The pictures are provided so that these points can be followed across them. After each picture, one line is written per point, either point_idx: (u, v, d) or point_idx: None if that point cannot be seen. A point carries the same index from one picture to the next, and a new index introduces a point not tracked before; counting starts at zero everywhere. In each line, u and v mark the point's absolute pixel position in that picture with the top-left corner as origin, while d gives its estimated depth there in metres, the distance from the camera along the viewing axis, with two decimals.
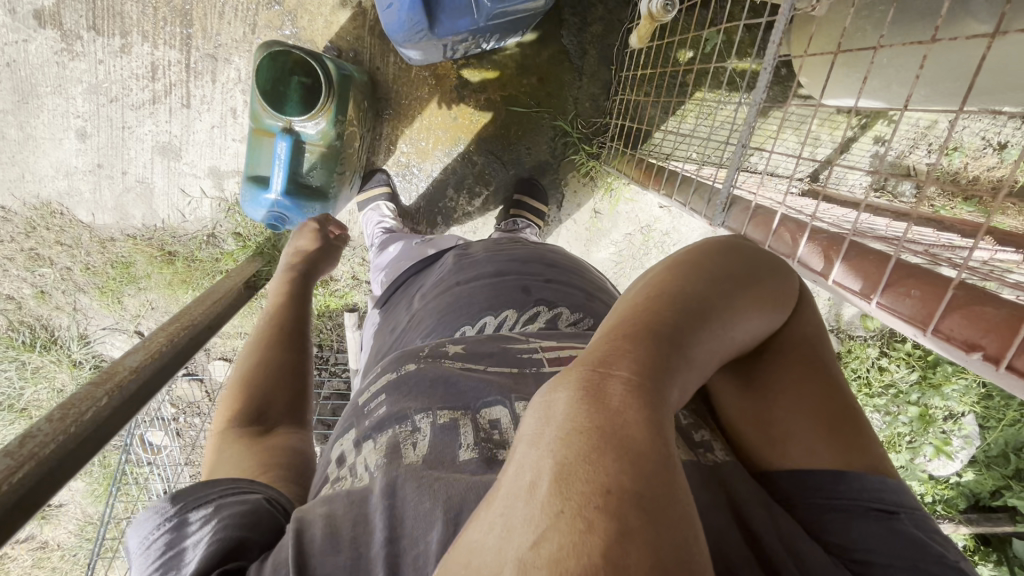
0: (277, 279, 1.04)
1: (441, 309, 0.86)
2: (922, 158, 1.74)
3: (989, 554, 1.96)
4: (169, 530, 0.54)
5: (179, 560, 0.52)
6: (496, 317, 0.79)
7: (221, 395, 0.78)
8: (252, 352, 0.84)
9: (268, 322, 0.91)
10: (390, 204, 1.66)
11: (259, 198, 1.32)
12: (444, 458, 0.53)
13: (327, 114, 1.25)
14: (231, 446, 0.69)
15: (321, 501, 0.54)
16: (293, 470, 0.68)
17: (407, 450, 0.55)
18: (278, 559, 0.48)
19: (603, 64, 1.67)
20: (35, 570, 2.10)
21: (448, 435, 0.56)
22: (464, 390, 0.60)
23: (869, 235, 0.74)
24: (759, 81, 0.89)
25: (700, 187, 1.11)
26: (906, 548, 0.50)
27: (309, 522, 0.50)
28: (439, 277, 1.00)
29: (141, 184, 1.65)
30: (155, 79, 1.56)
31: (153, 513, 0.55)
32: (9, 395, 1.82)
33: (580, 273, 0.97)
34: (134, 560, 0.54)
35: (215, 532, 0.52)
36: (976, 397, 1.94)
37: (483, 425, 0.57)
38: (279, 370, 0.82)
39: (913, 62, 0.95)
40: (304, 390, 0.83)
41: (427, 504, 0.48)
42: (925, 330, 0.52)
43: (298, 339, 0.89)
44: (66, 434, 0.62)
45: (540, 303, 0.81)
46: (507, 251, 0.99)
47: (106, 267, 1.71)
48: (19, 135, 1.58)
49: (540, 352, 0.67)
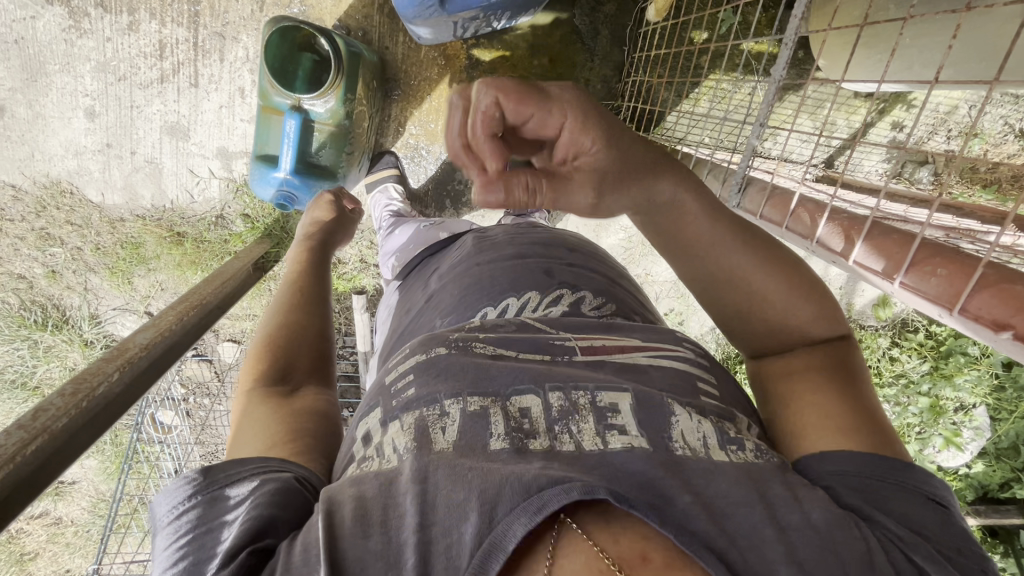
0: (294, 250, 1.01)
1: (461, 289, 0.84)
2: (941, 145, 1.69)
3: (996, 545, 1.95)
4: (200, 504, 0.53)
5: (214, 535, 0.51)
6: (518, 299, 0.78)
7: (245, 358, 0.76)
8: (273, 317, 0.82)
9: (288, 289, 0.89)
10: (398, 187, 1.65)
11: (269, 176, 1.32)
12: (474, 445, 0.49)
13: (336, 92, 1.24)
14: (256, 407, 0.67)
15: (348, 482, 0.51)
16: (319, 440, 0.66)
17: (436, 435, 0.51)
18: (307, 540, 0.46)
19: (616, 44, 1.64)
20: (49, 545, 2.15)
21: (480, 424, 0.51)
22: (496, 377, 0.56)
23: (891, 215, 0.72)
24: (779, 57, 0.87)
25: (715, 169, 1.09)
26: (958, 537, 0.50)
27: (338, 502, 0.48)
28: (458, 258, 0.98)
29: (150, 164, 1.64)
30: (163, 57, 1.55)
31: (190, 484, 0.55)
32: (22, 373, 1.85)
33: (602, 260, 0.95)
34: (164, 530, 0.53)
35: (252, 508, 0.51)
36: (988, 388, 1.92)
37: (514, 414, 0.53)
38: (302, 334, 0.80)
39: (938, 42, 0.92)
40: (328, 356, 0.81)
41: (460, 493, 0.44)
42: (952, 309, 0.51)
43: (319, 308, 0.87)
44: (77, 409, 0.62)
45: (564, 285, 0.81)
46: (527, 234, 0.97)
47: (116, 247, 1.72)
48: (28, 113, 1.58)
49: (573, 340, 0.65)
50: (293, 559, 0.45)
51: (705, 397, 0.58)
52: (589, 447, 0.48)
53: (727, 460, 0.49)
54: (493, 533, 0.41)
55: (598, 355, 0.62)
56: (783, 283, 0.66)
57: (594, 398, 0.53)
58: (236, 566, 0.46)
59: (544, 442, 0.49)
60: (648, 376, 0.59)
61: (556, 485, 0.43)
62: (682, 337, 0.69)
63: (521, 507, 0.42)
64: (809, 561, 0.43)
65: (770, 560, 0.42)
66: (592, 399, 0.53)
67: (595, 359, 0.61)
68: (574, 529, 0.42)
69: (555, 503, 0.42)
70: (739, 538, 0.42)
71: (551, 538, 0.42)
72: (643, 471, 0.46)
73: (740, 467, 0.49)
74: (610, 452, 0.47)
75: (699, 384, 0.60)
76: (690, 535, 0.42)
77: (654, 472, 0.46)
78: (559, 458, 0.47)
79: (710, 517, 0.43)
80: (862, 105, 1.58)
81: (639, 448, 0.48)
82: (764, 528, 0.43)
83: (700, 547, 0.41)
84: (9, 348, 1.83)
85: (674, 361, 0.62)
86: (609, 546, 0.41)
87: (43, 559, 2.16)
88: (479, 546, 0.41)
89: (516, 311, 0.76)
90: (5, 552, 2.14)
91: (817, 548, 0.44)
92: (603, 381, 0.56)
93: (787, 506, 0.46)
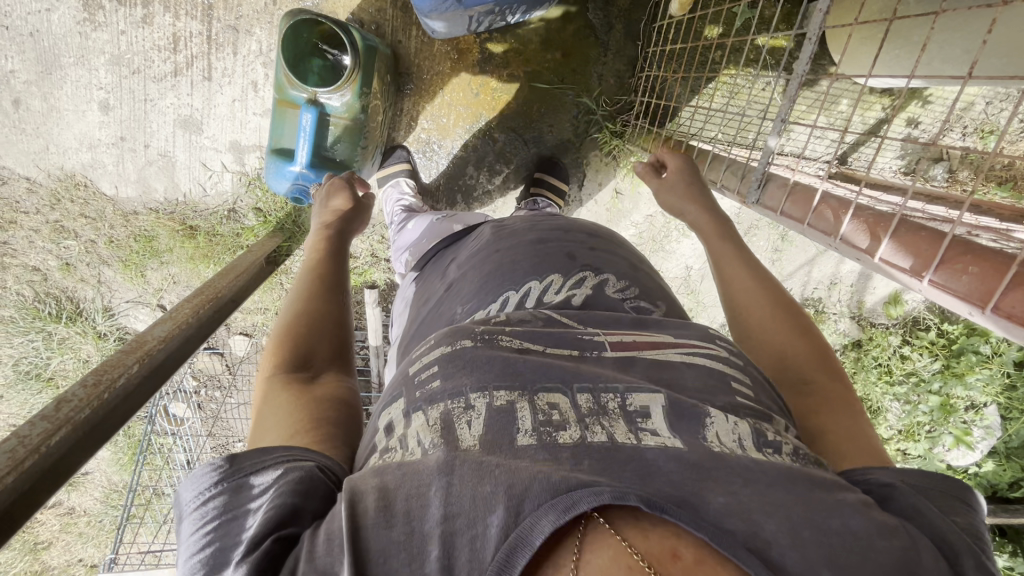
0: (311, 238, 1.01)
1: (480, 278, 0.84)
2: (956, 141, 1.68)
3: (1005, 545, 1.95)
4: (225, 492, 0.52)
5: (238, 523, 0.50)
6: (541, 282, 0.79)
7: (265, 345, 0.76)
8: (294, 303, 0.82)
9: (308, 276, 0.89)
10: (409, 181, 1.65)
11: (284, 170, 1.32)
12: (501, 440, 0.49)
13: (352, 86, 1.24)
14: (278, 393, 0.67)
15: (371, 471, 0.51)
16: (340, 427, 0.65)
17: (462, 429, 0.51)
18: (332, 528, 0.46)
19: (630, 39, 1.63)
20: (63, 534, 2.17)
21: (507, 418, 0.51)
22: (522, 372, 0.56)
23: (916, 211, 0.72)
24: (802, 51, 0.86)
25: (732, 165, 1.07)
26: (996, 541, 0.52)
27: (361, 493, 0.48)
28: (477, 246, 0.97)
29: (163, 157, 1.65)
30: (177, 50, 1.55)
31: (212, 470, 0.53)
32: (37, 364, 1.87)
33: (622, 247, 0.96)
34: (188, 515, 0.52)
35: (274, 498, 0.50)
36: (1001, 387, 1.89)
37: (541, 407, 0.53)
38: (323, 319, 0.80)
39: (965, 36, 0.91)
40: (347, 343, 0.80)
41: (487, 487, 0.44)
42: (984, 308, 0.51)
43: (337, 295, 0.87)
44: (99, 401, 0.62)
45: (587, 268, 0.83)
46: (547, 220, 0.97)
47: (129, 240, 1.72)
48: (43, 106, 1.58)
49: (601, 334, 0.65)
50: (317, 548, 0.46)
51: (739, 395, 0.58)
52: (622, 441, 0.49)
53: (760, 459, 0.49)
54: (518, 530, 0.42)
55: (628, 351, 0.62)
56: (781, 319, 0.81)
57: (625, 400, 0.54)
58: (260, 555, 0.46)
59: (573, 434, 0.49)
60: (680, 374, 0.59)
61: (585, 487, 0.43)
62: (713, 334, 0.68)
63: (547, 505, 0.42)
64: (847, 564, 0.42)
65: (809, 562, 0.41)
66: (623, 401, 0.54)
67: (624, 355, 0.61)
68: (600, 523, 0.42)
69: (585, 504, 0.41)
70: (777, 539, 0.42)
71: (577, 535, 0.42)
72: (677, 470, 0.46)
73: (775, 465, 0.48)
74: (642, 448, 0.48)
75: (733, 382, 0.59)
76: (726, 536, 0.42)
77: (687, 471, 0.46)
78: (589, 456, 0.47)
79: (745, 516, 0.43)
80: (878, 101, 1.57)
81: (673, 446, 0.48)
82: (801, 529, 0.43)
83: (738, 548, 0.41)
84: (24, 340, 1.85)
85: (707, 358, 0.62)
86: (637, 543, 0.41)
87: (57, 548, 2.19)
88: (505, 541, 0.42)
89: (539, 294, 0.77)
90: (19, 541, 2.17)
91: (856, 553, 0.43)
92: (635, 381, 0.57)
93: (826, 509, 0.45)
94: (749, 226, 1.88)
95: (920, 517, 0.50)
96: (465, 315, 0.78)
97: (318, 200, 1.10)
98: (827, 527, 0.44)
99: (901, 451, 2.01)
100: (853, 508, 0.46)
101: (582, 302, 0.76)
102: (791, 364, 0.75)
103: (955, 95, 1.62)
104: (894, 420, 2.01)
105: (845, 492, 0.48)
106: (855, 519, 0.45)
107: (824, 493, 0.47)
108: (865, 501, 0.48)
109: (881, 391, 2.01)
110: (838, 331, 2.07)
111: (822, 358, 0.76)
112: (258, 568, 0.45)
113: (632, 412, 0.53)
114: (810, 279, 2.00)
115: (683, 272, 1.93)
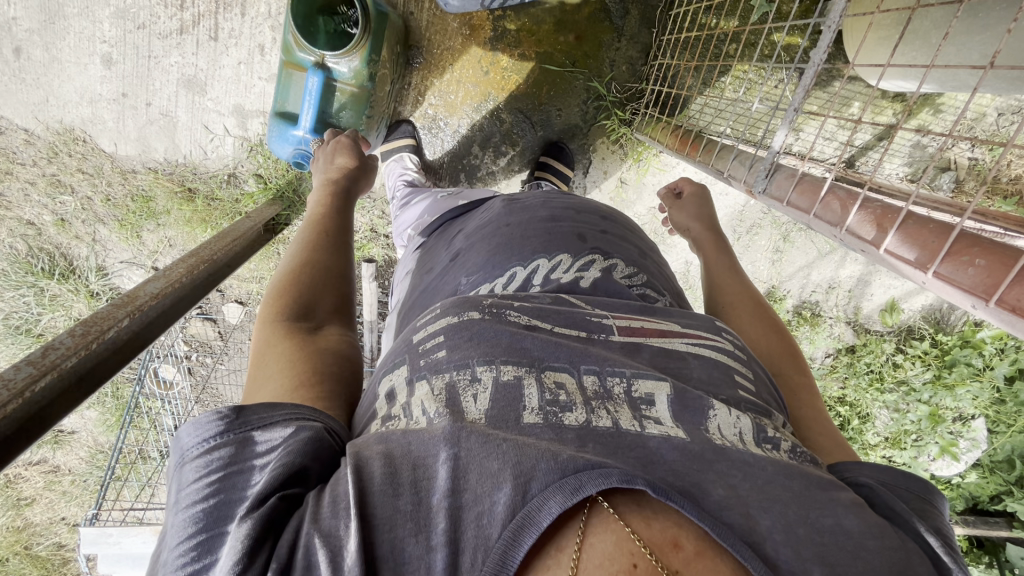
0: (316, 195, 0.98)
1: (489, 249, 0.83)
2: (965, 152, 1.67)
3: (981, 556, 1.95)
4: (231, 443, 0.47)
5: (243, 479, 0.45)
6: (549, 260, 0.78)
7: (267, 290, 0.74)
8: (300, 254, 0.80)
9: (312, 229, 0.87)
10: (413, 157, 1.62)
11: (288, 134, 1.30)
12: (507, 417, 0.48)
13: (362, 51, 1.23)
14: (280, 343, 0.65)
15: (372, 438, 0.49)
16: (342, 383, 0.62)
17: (467, 403, 0.49)
18: (337, 493, 0.44)
19: (645, 26, 1.62)
20: (46, 491, 2.17)
21: (514, 392, 0.50)
22: (530, 349, 0.55)
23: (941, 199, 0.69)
24: (820, 40, 0.84)
25: (741, 155, 1.06)
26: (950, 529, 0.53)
27: (363, 457, 0.45)
28: (486, 217, 0.95)
29: (165, 117, 1.62)
30: (183, 8, 1.52)
31: (216, 418, 0.48)
32: (26, 320, 1.85)
33: (634, 232, 0.94)
34: (184, 464, 0.46)
35: (284, 455, 0.46)
36: (989, 400, 1.91)
37: (549, 386, 0.51)
38: (327, 274, 0.78)
39: (987, 45, 0.91)
40: (349, 295, 0.79)
41: (495, 463, 0.43)
42: (988, 300, 0.50)
43: (341, 250, 0.85)
44: (87, 350, 0.59)
45: (596, 251, 0.81)
46: (560, 198, 0.95)
47: (127, 199, 1.71)
48: (45, 56, 1.55)
49: (610, 319, 0.63)
50: (322, 510, 0.43)
51: (742, 390, 0.57)
52: (627, 427, 0.48)
53: (759, 454, 0.48)
54: (526, 508, 0.40)
55: (636, 337, 0.61)
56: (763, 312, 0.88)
57: (631, 386, 0.53)
58: (264, 512, 0.43)
59: (579, 416, 0.48)
60: (687, 365, 0.57)
61: (594, 469, 0.42)
62: (719, 326, 0.67)
63: (555, 486, 0.41)
64: (840, 564, 0.41)
65: (803, 560, 0.41)
66: (629, 386, 0.53)
67: (632, 342, 0.60)
68: (604, 507, 0.42)
69: (592, 487, 0.41)
70: (773, 535, 0.42)
71: (581, 519, 0.41)
72: (679, 459, 0.45)
73: (774, 461, 0.48)
74: (648, 435, 0.47)
75: (736, 376, 0.59)
76: (725, 528, 0.41)
77: (689, 460, 0.45)
78: (593, 440, 0.46)
79: (743, 510, 0.42)
80: (889, 106, 1.55)
81: (676, 435, 0.47)
82: (794, 526, 0.42)
83: (736, 540, 0.40)
84: (14, 294, 1.82)
85: (712, 349, 0.61)
86: (641, 529, 0.41)
87: (39, 505, 2.18)
88: (511, 518, 0.40)
89: (546, 271, 0.76)
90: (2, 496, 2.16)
91: (849, 552, 0.42)
92: (641, 367, 0.55)
93: (821, 507, 0.44)
94: (751, 225, 1.88)
95: (900, 520, 0.50)
96: (470, 287, 0.77)
97: (321, 159, 1.10)
98: (821, 525, 0.43)
99: (886, 458, 2.02)
100: (846, 507, 0.45)
101: (590, 283, 0.74)
102: (761, 355, 0.81)
103: (967, 105, 1.61)
104: (881, 427, 2.02)
105: (841, 491, 0.47)
106: (850, 520, 0.44)
107: (819, 492, 0.46)
108: (858, 501, 0.47)
109: (871, 398, 2.02)
110: (833, 336, 2.06)
111: (793, 354, 0.82)
112: (262, 525, 0.42)
113: (637, 399, 0.52)
114: (809, 281, 1.99)
115: (681, 267, 1.93)
